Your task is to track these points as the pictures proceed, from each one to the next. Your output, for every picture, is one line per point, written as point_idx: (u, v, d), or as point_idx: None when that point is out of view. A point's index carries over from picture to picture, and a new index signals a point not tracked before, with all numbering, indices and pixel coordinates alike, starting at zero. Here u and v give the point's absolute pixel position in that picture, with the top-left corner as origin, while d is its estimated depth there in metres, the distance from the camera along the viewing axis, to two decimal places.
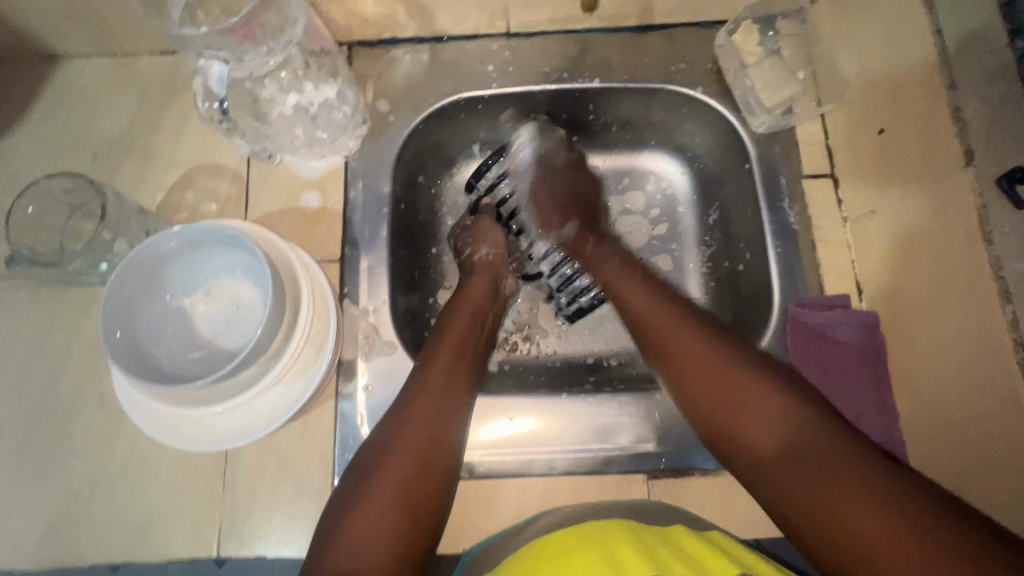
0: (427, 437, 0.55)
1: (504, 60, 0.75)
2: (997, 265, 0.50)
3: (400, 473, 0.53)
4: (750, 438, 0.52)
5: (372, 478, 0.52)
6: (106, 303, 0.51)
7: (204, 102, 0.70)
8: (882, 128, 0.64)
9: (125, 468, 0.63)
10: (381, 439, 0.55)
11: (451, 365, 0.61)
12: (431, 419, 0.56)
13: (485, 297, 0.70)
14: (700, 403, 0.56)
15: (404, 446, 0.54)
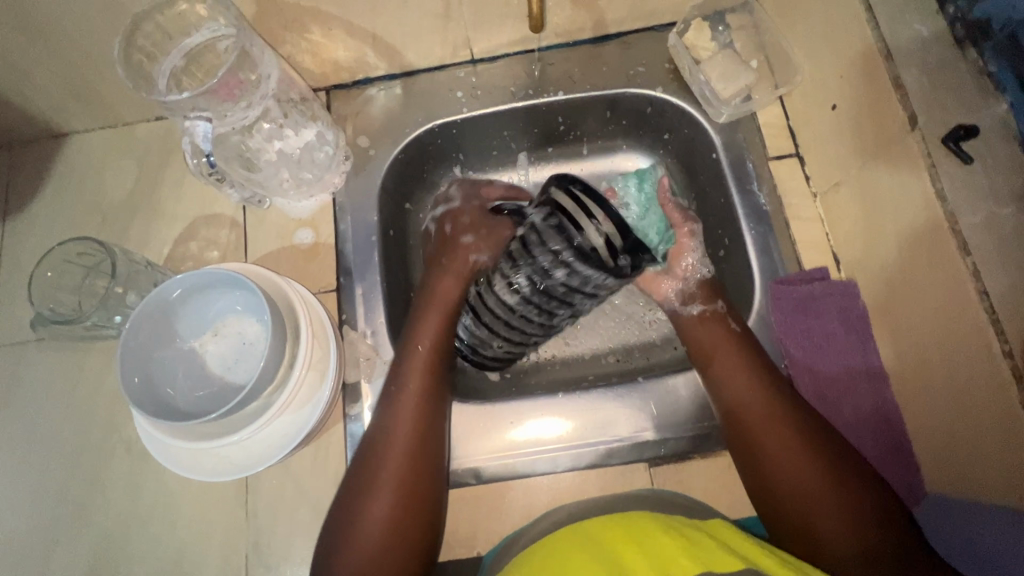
0: (410, 473, 0.59)
1: (472, 85, 0.80)
2: (953, 221, 0.51)
3: (387, 504, 0.57)
4: (800, 480, 0.55)
5: (360, 509, 0.57)
6: (122, 353, 0.55)
7: (193, 159, 0.72)
8: (834, 104, 0.66)
9: (154, 506, 0.66)
10: (364, 466, 0.59)
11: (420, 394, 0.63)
12: (409, 446, 0.60)
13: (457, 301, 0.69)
14: (768, 449, 0.57)
15: (385, 480, 0.58)
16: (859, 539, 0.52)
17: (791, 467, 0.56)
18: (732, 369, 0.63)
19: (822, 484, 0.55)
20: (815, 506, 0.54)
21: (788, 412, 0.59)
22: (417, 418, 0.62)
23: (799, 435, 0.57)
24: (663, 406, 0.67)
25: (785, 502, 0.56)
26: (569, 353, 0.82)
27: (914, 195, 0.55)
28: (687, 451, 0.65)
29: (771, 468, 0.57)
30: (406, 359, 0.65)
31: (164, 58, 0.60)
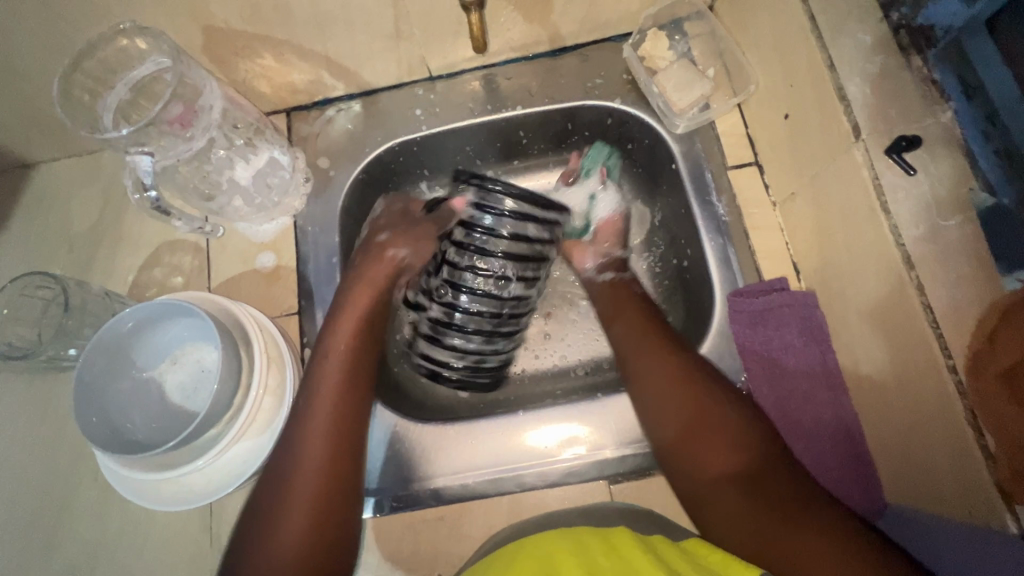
0: (325, 480, 0.56)
1: (430, 102, 0.80)
2: (896, 233, 0.51)
3: (306, 499, 0.54)
4: (679, 414, 0.59)
5: (280, 509, 0.53)
6: (76, 390, 0.56)
7: (133, 195, 0.66)
8: (786, 114, 0.64)
9: (121, 534, 0.67)
10: (278, 470, 0.55)
11: (345, 400, 0.60)
12: (328, 447, 0.57)
13: (375, 313, 0.68)
14: (654, 392, 0.61)
15: (304, 476, 0.55)
16: (737, 463, 0.54)
17: (676, 403, 0.59)
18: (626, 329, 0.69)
19: (703, 414, 0.58)
20: (697, 439, 0.57)
21: (672, 357, 0.63)
22: (335, 425, 0.58)
23: (688, 373, 0.61)
24: (622, 422, 0.66)
25: (676, 440, 0.58)
26: (537, 368, 0.82)
27: (861, 206, 0.54)
28: (648, 468, 0.65)
29: (667, 409, 0.59)
30: (314, 367, 0.62)
31: (108, 92, 0.61)
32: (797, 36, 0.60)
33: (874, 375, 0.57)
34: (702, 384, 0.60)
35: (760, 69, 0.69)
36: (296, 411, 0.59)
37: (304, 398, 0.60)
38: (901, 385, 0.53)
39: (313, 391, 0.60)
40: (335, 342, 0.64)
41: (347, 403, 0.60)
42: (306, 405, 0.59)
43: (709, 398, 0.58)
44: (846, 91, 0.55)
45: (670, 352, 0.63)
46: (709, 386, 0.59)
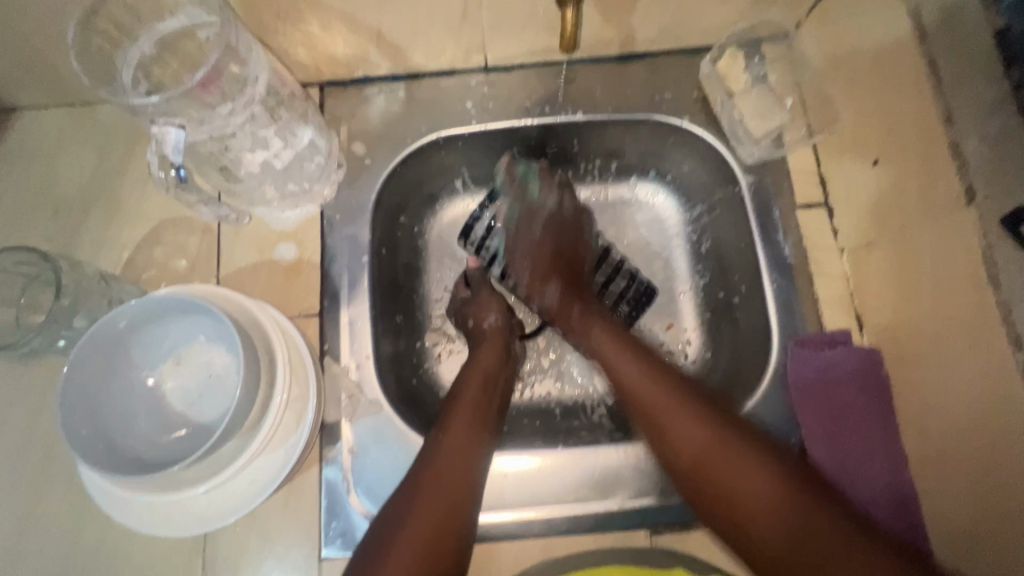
0: (441, 519, 0.53)
1: (483, 95, 0.73)
2: (1005, 310, 0.47)
3: (418, 541, 0.51)
4: (700, 459, 0.54)
5: (393, 538, 0.51)
6: (64, 398, 0.47)
7: (158, 171, 0.60)
8: (876, 158, 0.61)
9: (96, 550, 0.59)
10: (394, 509, 0.54)
11: (467, 435, 0.59)
12: (454, 481, 0.56)
13: (495, 363, 0.67)
14: (638, 394, 0.60)
15: (428, 504, 0.53)
16: (772, 504, 0.50)
17: (687, 445, 0.55)
18: (631, 364, 0.63)
19: (737, 479, 0.52)
20: (722, 482, 0.53)
21: (665, 384, 0.59)
22: (462, 469, 0.57)
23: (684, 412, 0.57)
24: (666, 467, 0.63)
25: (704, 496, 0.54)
26: (565, 395, 0.76)
27: (963, 274, 0.51)
28: (690, 521, 0.60)
29: (693, 461, 0.55)
30: (450, 411, 0.61)
31: (131, 44, 0.51)
32: (908, 79, 0.55)
33: (943, 445, 0.54)
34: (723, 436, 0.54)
35: (849, 107, 0.64)
36: (423, 452, 0.58)
37: (435, 442, 0.58)
38: (978, 459, 0.50)
39: (446, 430, 0.59)
40: (470, 383, 0.64)
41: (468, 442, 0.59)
42: (438, 447, 0.58)
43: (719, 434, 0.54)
44: (963, 148, 0.50)
45: (671, 391, 0.59)
46: (724, 431, 0.55)
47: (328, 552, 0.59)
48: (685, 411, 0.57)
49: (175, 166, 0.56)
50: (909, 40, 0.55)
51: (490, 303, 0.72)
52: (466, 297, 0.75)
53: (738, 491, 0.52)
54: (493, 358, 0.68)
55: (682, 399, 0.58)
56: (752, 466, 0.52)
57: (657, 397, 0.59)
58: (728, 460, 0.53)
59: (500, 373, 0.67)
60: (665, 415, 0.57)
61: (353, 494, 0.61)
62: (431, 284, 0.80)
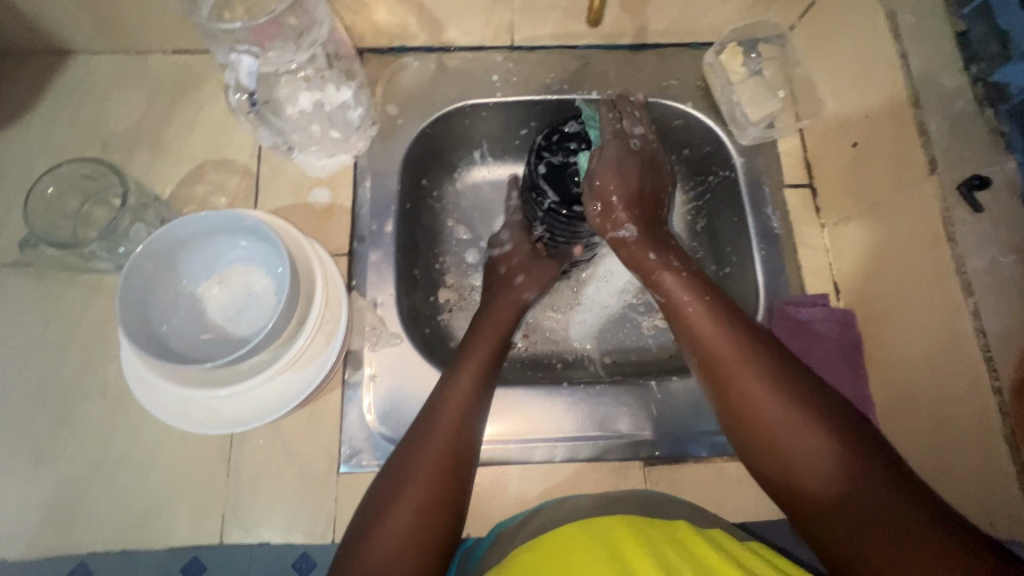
0: (446, 466, 0.54)
1: (508, 70, 0.80)
2: (959, 262, 0.55)
3: (424, 486, 0.53)
4: (756, 407, 0.52)
5: (395, 488, 0.53)
6: (126, 281, 0.53)
7: (234, 95, 0.72)
8: (853, 142, 0.69)
9: (126, 455, 0.62)
10: (397, 464, 0.54)
11: (471, 389, 0.61)
12: (452, 435, 0.56)
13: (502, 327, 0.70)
14: (703, 339, 0.57)
15: (427, 456, 0.54)
16: (829, 454, 0.47)
17: (755, 400, 0.52)
18: (701, 310, 0.59)
19: (793, 429, 0.49)
20: (775, 429, 0.50)
21: (735, 332, 0.56)
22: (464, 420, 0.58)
23: (750, 363, 0.53)
24: (661, 410, 0.69)
25: (756, 439, 0.52)
26: (566, 349, 0.83)
27: (925, 234, 0.59)
28: (680, 455, 0.66)
29: (745, 409, 0.52)
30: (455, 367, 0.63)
31: None
32: (883, 70, 0.64)
33: (906, 388, 0.61)
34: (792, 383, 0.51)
35: (832, 98, 0.73)
36: (430, 403, 0.60)
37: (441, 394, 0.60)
38: (932, 395, 0.58)
39: (451, 389, 0.60)
40: (474, 352, 0.65)
41: (474, 400, 0.60)
42: (444, 399, 0.59)
43: (784, 380, 0.52)
44: (926, 127, 0.59)
45: (752, 334, 0.56)
46: (793, 375, 0.52)
47: (346, 468, 0.63)
48: (754, 360, 0.53)
49: (251, 93, 0.69)
50: (885, 37, 0.63)
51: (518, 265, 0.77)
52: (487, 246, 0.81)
53: (790, 443, 0.49)
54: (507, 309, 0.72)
55: (756, 344, 0.55)
56: (817, 420, 0.49)
57: (726, 342, 0.55)
58: (773, 403, 0.51)
59: (496, 337, 0.68)
60: (733, 360, 0.54)
61: (372, 416, 0.66)
62: (446, 244, 0.86)
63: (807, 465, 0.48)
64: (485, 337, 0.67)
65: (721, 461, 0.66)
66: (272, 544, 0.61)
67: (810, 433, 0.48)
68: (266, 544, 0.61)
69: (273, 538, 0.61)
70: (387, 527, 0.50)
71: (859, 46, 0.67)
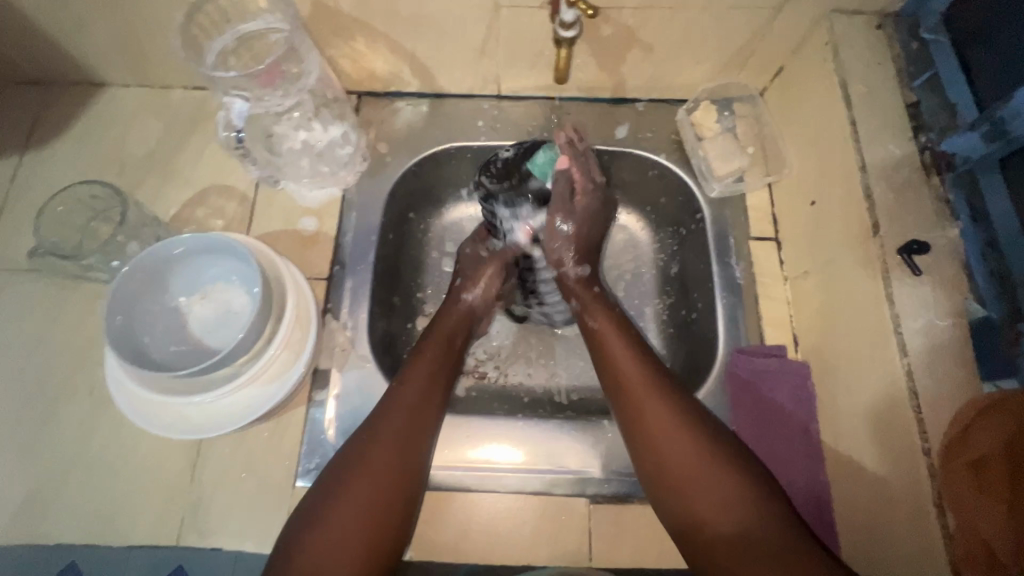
0: (390, 466, 0.60)
1: (493, 117, 0.86)
2: (896, 322, 0.56)
3: (371, 482, 0.58)
4: (665, 452, 0.59)
5: (347, 480, 0.58)
6: (112, 295, 0.58)
7: (225, 132, 0.77)
8: (812, 200, 0.72)
9: (101, 453, 0.67)
10: (345, 461, 0.60)
11: (421, 394, 0.66)
12: (401, 434, 0.62)
13: (455, 331, 0.75)
14: (621, 372, 0.65)
15: (374, 463, 0.59)
16: (746, 518, 0.54)
17: (669, 445, 0.59)
18: (623, 349, 0.67)
19: (710, 481, 0.56)
20: (688, 479, 0.57)
21: (669, 392, 0.62)
22: (408, 422, 0.63)
23: (673, 418, 0.60)
24: (612, 448, 0.70)
25: (665, 481, 0.59)
26: (535, 384, 0.85)
27: (869, 292, 0.60)
28: (627, 495, 0.67)
29: (656, 442, 0.60)
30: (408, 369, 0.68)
31: (217, 36, 0.67)
32: (837, 134, 0.67)
33: (851, 445, 0.62)
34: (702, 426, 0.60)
35: (796, 157, 0.76)
36: (381, 404, 0.65)
37: (390, 397, 0.65)
38: (873, 452, 0.58)
39: (398, 394, 0.65)
40: (427, 354, 0.70)
41: (421, 405, 0.66)
42: (393, 400, 0.65)
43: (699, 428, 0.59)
44: (872, 191, 0.61)
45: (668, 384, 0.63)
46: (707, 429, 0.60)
47: (302, 482, 0.66)
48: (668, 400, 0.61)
49: (239, 130, 0.74)
50: (839, 104, 0.67)
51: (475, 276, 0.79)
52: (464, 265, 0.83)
53: (703, 508, 0.56)
54: (457, 325, 0.76)
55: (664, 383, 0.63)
56: (734, 476, 0.56)
57: (639, 379, 0.64)
58: (670, 428, 0.59)
59: (453, 346, 0.74)
60: (644, 401, 0.62)
61: (331, 434, 0.69)
62: (428, 273, 0.91)
63: (717, 518, 0.55)
64: (435, 343, 0.72)
65: None
66: (224, 550, 0.64)
67: (732, 491, 0.55)
68: (218, 550, 0.64)
69: (225, 546, 0.64)
70: (333, 529, 0.55)
71: (819, 111, 0.71)
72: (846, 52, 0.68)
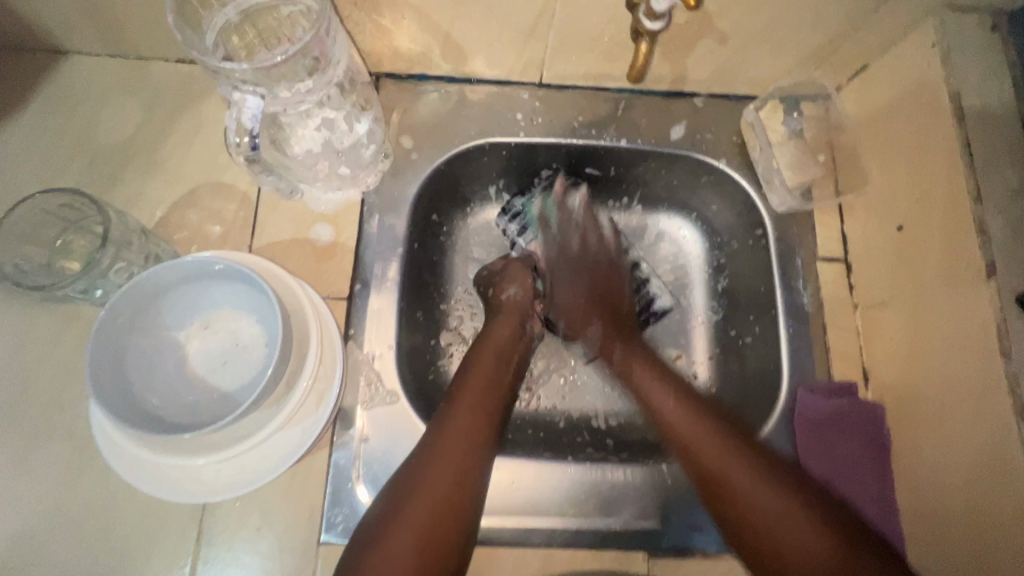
0: (447, 482, 0.54)
1: (533, 109, 0.75)
2: (1014, 381, 0.50)
3: (426, 501, 0.52)
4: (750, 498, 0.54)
5: (410, 496, 0.52)
6: (96, 336, 0.47)
7: (234, 136, 0.66)
8: (901, 224, 0.64)
9: (87, 509, 0.57)
10: (402, 477, 0.54)
11: (477, 404, 0.60)
12: (464, 445, 0.56)
13: (509, 338, 0.69)
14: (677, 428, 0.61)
15: (428, 479, 0.53)
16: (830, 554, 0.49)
17: (734, 488, 0.55)
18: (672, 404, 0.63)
19: (781, 527, 0.52)
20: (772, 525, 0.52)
21: (708, 425, 0.60)
22: (466, 433, 0.57)
23: (733, 459, 0.56)
24: (669, 495, 0.64)
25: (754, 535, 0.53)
26: (573, 409, 0.77)
27: (976, 341, 0.54)
28: (687, 548, 0.62)
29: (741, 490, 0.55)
30: (464, 377, 0.63)
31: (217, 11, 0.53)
32: (942, 154, 0.59)
33: (938, 501, 0.57)
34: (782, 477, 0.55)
35: (879, 172, 0.68)
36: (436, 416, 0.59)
37: (447, 408, 0.59)
38: (971, 514, 0.53)
39: (455, 404, 0.60)
40: (482, 358, 0.66)
41: (479, 415, 0.59)
42: (451, 410, 0.59)
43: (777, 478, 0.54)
44: (986, 225, 0.54)
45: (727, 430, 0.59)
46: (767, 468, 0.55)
47: (327, 537, 0.58)
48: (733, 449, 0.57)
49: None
50: (948, 119, 0.58)
51: (516, 276, 0.75)
52: (494, 267, 0.77)
53: (782, 544, 0.51)
54: (506, 330, 0.70)
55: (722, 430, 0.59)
56: (806, 518, 0.51)
57: (697, 434, 0.59)
58: (723, 456, 0.57)
59: (509, 351, 0.68)
60: (718, 460, 0.57)
61: (359, 482, 0.60)
62: (453, 283, 0.81)
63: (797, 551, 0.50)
64: (490, 346, 0.67)
65: (731, 558, 0.61)
66: None
67: (814, 537, 0.50)
68: None
69: None
70: (386, 555, 0.49)
71: (918, 123, 0.62)
72: (959, 58, 0.59)
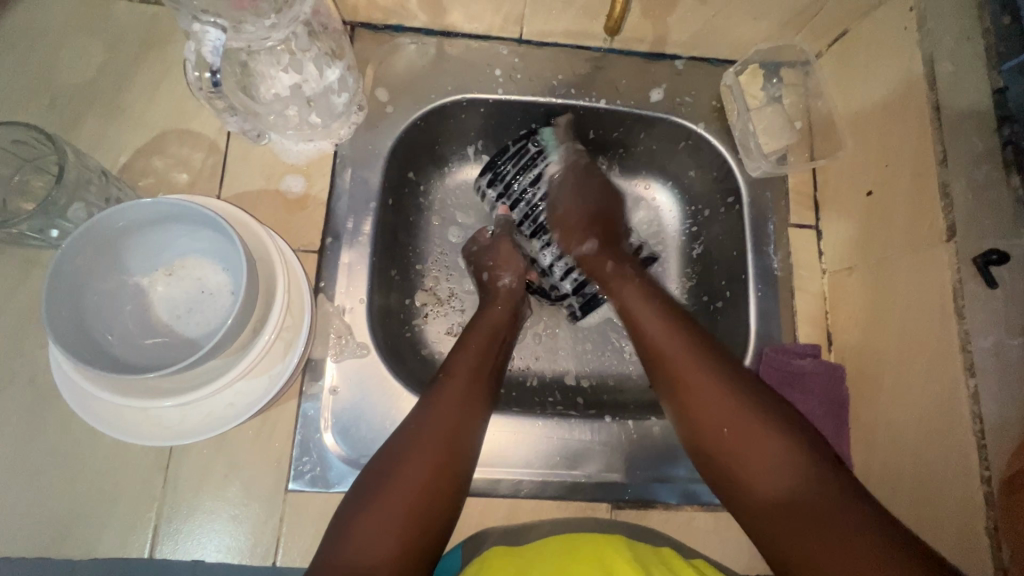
0: (436, 461, 0.53)
1: (513, 65, 0.74)
2: (965, 339, 0.52)
3: (417, 481, 0.52)
4: (728, 417, 0.52)
5: (395, 471, 0.52)
6: (53, 276, 0.46)
7: (192, 72, 0.57)
8: (870, 190, 0.65)
9: (50, 454, 0.56)
10: (391, 450, 0.54)
11: (469, 387, 0.59)
12: (454, 423, 0.56)
13: (501, 322, 0.67)
14: (658, 344, 0.59)
15: (421, 456, 0.53)
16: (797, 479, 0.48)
17: (699, 399, 0.54)
18: (651, 313, 0.62)
19: (753, 442, 0.50)
20: (733, 442, 0.51)
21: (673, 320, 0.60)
22: (455, 417, 0.56)
23: (705, 361, 0.56)
24: (635, 450, 0.66)
25: (716, 459, 0.53)
26: (546, 368, 0.78)
27: (932, 304, 0.55)
28: (650, 501, 0.64)
29: (710, 419, 0.53)
30: (457, 357, 0.62)
31: None
32: (912, 119, 0.59)
33: (889, 458, 0.60)
34: (759, 398, 0.53)
35: (852, 139, 0.69)
36: (426, 396, 0.58)
37: (439, 387, 0.59)
38: (920, 469, 0.55)
39: (446, 384, 0.59)
40: (474, 338, 0.64)
41: (471, 402, 0.58)
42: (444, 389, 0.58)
43: (765, 415, 0.52)
44: (950, 189, 0.55)
45: (717, 358, 0.56)
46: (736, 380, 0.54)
47: (295, 486, 0.59)
48: (710, 365, 0.56)
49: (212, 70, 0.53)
50: (920, 84, 0.59)
51: (508, 261, 0.72)
52: (483, 243, 0.75)
53: (751, 467, 0.50)
54: (500, 317, 0.68)
55: (705, 347, 0.57)
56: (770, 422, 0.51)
57: (680, 349, 0.57)
58: (691, 362, 0.56)
59: (500, 332, 0.67)
60: (693, 368, 0.56)
61: (329, 432, 0.61)
62: (429, 241, 0.80)
63: (761, 476, 0.49)
64: (482, 329, 0.66)
65: (691, 510, 0.63)
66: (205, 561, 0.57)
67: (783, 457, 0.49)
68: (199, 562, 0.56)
69: (208, 556, 0.57)
70: (372, 526, 0.49)
71: (890, 89, 0.63)
72: (934, 21, 0.59)
